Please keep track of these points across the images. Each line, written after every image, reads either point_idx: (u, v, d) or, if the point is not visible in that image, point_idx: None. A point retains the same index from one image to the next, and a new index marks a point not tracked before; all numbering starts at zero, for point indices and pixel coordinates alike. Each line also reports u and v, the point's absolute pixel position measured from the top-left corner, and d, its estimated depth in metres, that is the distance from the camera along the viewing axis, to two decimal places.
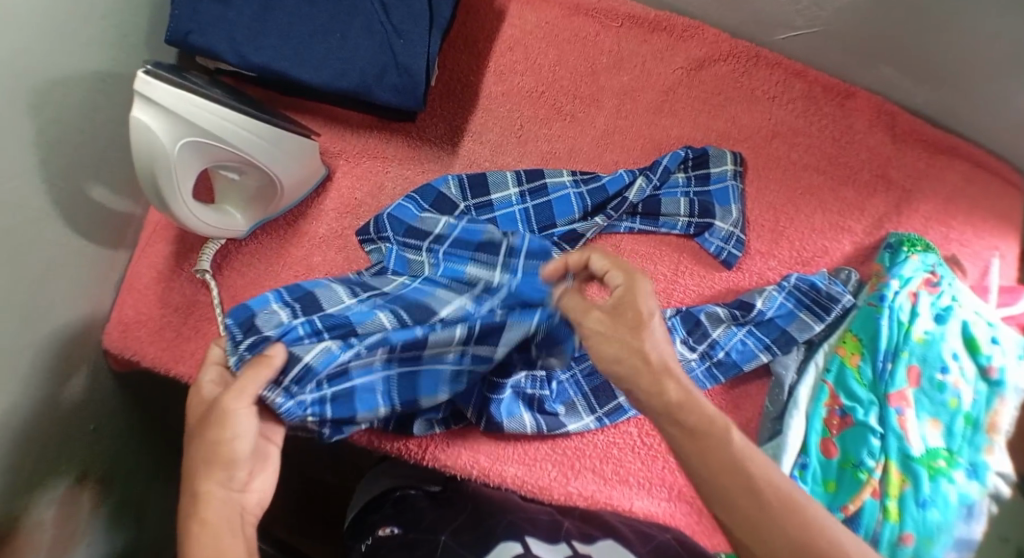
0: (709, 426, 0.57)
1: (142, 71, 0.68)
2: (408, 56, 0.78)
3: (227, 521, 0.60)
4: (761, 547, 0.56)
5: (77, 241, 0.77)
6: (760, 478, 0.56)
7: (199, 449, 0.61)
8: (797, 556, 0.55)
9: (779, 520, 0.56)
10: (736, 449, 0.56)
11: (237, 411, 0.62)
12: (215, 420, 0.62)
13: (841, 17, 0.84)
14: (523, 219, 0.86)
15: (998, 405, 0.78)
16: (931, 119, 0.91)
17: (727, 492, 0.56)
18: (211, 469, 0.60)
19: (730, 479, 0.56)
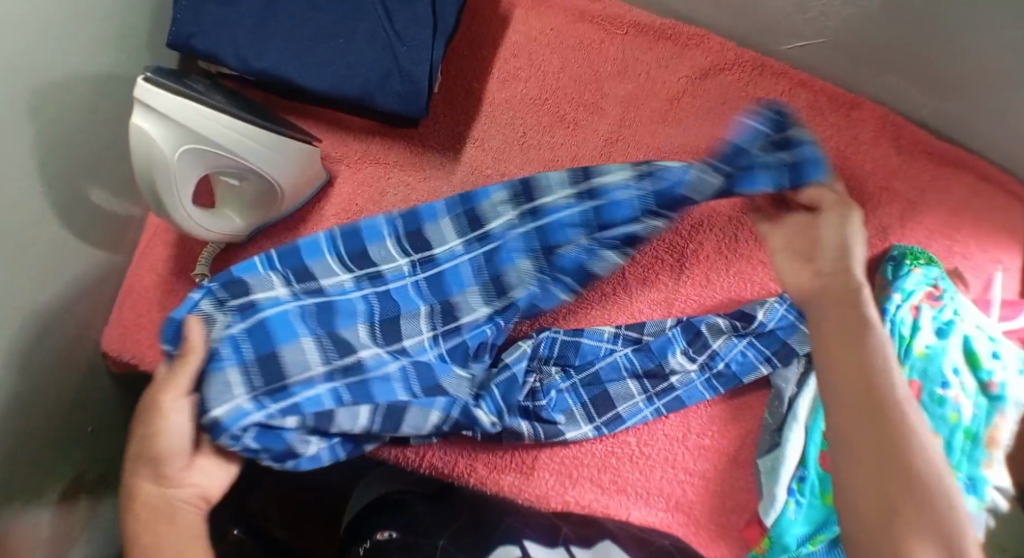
0: (843, 293, 0.66)
1: (142, 77, 0.67)
2: (411, 62, 0.78)
3: (158, 513, 0.66)
4: (841, 392, 0.61)
5: (75, 244, 0.77)
6: (871, 344, 0.63)
7: (139, 442, 0.68)
8: (867, 407, 0.60)
9: (866, 375, 0.61)
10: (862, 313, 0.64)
11: (167, 409, 0.68)
12: (148, 418, 0.68)
13: (848, 28, 0.84)
14: (527, 244, 0.81)
15: (998, 420, 0.78)
16: (937, 131, 0.90)
17: (834, 342, 0.63)
18: (151, 459, 0.67)
19: (842, 332, 0.64)
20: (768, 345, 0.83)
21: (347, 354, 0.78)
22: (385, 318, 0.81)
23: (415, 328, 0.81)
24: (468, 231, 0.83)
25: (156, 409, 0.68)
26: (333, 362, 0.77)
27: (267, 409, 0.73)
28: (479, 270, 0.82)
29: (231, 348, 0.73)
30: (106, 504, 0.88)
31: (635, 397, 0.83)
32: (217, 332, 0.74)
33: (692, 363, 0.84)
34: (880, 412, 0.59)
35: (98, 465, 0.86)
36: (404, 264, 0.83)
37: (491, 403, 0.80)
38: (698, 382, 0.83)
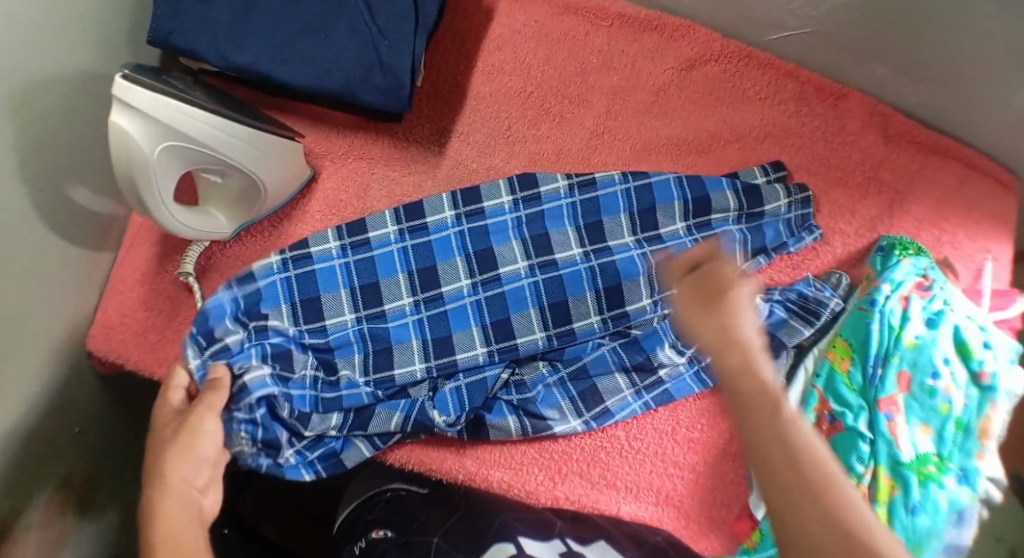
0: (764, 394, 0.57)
1: (120, 74, 0.66)
2: (393, 56, 0.77)
3: (185, 513, 0.64)
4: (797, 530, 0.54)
5: (59, 244, 0.77)
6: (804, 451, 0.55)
7: (173, 442, 0.68)
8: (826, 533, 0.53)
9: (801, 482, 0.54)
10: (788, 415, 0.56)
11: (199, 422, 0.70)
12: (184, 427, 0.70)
13: (833, 17, 0.83)
14: (533, 295, 0.83)
15: (989, 411, 0.78)
16: (924, 119, 0.89)
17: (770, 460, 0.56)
18: (186, 462, 0.68)
19: (775, 447, 0.55)
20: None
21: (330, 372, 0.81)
22: (376, 348, 0.82)
23: (409, 360, 0.82)
24: (478, 272, 0.84)
25: (195, 421, 0.70)
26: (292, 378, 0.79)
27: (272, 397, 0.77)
28: (482, 313, 0.83)
29: (258, 345, 0.79)
30: (96, 506, 0.87)
31: (624, 391, 0.82)
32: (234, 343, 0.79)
33: (681, 357, 0.83)
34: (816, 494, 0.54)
35: (87, 467, 0.85)
36: (405, 301, 0.83)
37: (452, 398, 0.81)
38: (686, 375, 0.83)
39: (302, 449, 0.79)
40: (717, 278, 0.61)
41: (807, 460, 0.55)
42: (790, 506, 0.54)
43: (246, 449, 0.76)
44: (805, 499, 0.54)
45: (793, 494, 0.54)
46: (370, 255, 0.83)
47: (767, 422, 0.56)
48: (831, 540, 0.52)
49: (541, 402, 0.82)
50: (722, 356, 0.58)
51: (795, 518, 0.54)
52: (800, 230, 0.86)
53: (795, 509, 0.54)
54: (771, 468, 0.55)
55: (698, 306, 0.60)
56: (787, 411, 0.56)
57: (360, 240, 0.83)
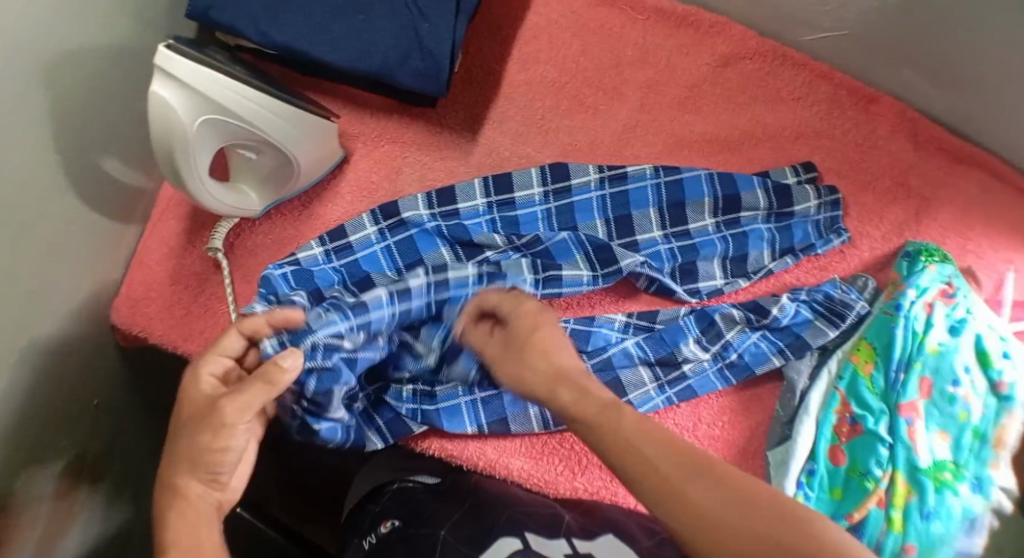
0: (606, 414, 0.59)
1: (164, 45, 0.66)
2: (433, 40, 0.77)
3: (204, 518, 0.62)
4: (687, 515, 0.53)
5: (88, 214, 0.76)
6: (651, 450, 0.56)
7: (195, 436, 0.62)
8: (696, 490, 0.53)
9: (667, 468, 0.54)
10: (630, 428, 0.58)
11: (229, 417, 0.62)
12: (213, 419, 0.62)
13: (871, 21, 0.83)
14: (576, 244, 0.84)
15: (1006, 420, 0.78)
16: (954, 128, 0.89)
17: (627, 469, 0.56)
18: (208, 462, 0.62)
19: (630, 460, 0.56)
20: (777, 338, 0.83)
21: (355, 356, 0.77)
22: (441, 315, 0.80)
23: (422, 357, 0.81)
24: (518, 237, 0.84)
25: (219, 415, 0.62)
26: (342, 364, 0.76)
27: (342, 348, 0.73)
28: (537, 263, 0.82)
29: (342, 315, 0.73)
30: (110, 478, 0.86)
31: (647, 385, 0.83)
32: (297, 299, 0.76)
33: (705, 353, 0.84)
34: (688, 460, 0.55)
35: (105, 439, 0.85)
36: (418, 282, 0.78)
37: (466, 411, 0.81)
38: (710, 372, 0.83)
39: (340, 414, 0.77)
40: (525, 325, 0.68)
41: (682, 449, 0.56)
42: (666, 496, 0.53)
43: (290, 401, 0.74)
44: (674, 486, 0.54)
45: (666, 484, 0.54)
46: (407, 235, 0.83)
47: (620, 426, 0.58)
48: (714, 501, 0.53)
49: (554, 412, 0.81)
50: (557, 391, 0.63)
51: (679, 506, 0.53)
52: (828, 233, 0.86)
53: (675, 497, 0.53)
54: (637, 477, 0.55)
55: (510, 349, 0.68)
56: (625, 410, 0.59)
57: (396, 221, 0.83)
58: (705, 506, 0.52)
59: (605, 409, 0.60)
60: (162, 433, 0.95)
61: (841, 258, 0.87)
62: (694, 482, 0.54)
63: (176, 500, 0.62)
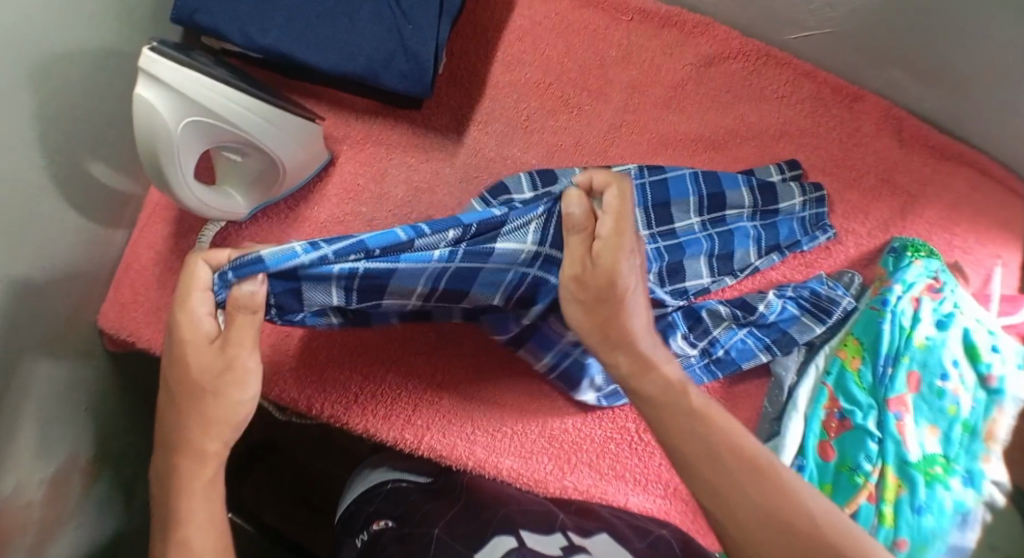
0: (668, 391, 0.63)
1: (147, 49, 0.67)
2: (416, 41, 0.77)
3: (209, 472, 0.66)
4: (724, 512, 0.59)
5: (75, 219, 0.76)
6: (711, 437, 0.60)
7: (209, 395, 0.65)
8: (739, 490, 0.59)
9: (720, 462, 0.60)
10: (692, 411, 0.62)
11: (246, 365, 0.65)
12: (232, 370, 0.65)
13: (853, 19, 0.83)
14: None
15: (996, 414, 0.78)
16: (938, 124, 0.90)
17: (681, 455, 0.61)
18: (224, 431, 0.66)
19: (684, 445, 0.61)
20: (765, 334, 0.84)
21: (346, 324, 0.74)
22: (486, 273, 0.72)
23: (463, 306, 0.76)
24: None
25: (240, 362, 0.65)
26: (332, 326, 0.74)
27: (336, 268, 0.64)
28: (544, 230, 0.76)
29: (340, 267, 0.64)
30: (100, 485, 0.86)
31: None
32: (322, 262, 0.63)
33: (693, 349, 0.84)
34: (733, 459, 0.60)
35: (96, 446, 0.85)
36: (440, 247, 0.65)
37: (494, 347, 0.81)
38: (696, 366, 0.84)
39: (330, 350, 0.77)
40: (609, 267, 0.63)
41: (735, 447, 0.60)
42: (720, 495, 0.59)
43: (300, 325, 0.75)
44: (727, 492, 0.59)
45: (719, 486, 0.59)
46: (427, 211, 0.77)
47: (681, 417, 0.62)
48: (755, 504, 0.58)
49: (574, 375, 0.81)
50: (615, 353, 0.64)
51: (718, 506, 0.59)
52: (813, 230, 0.87)
53: (726, 501, 0.59)
54: (687, 464, 0.61)
55: (590, 300, 0.64)
56: (693, 403, 0.62)
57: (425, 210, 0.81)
58: (755, 511, 0.58)
59: (654, 378, 0.64)
60: None
61: (827, 257, 0.88)
62: (747, 483, 0.59)
63: (194, 464, 0.65)
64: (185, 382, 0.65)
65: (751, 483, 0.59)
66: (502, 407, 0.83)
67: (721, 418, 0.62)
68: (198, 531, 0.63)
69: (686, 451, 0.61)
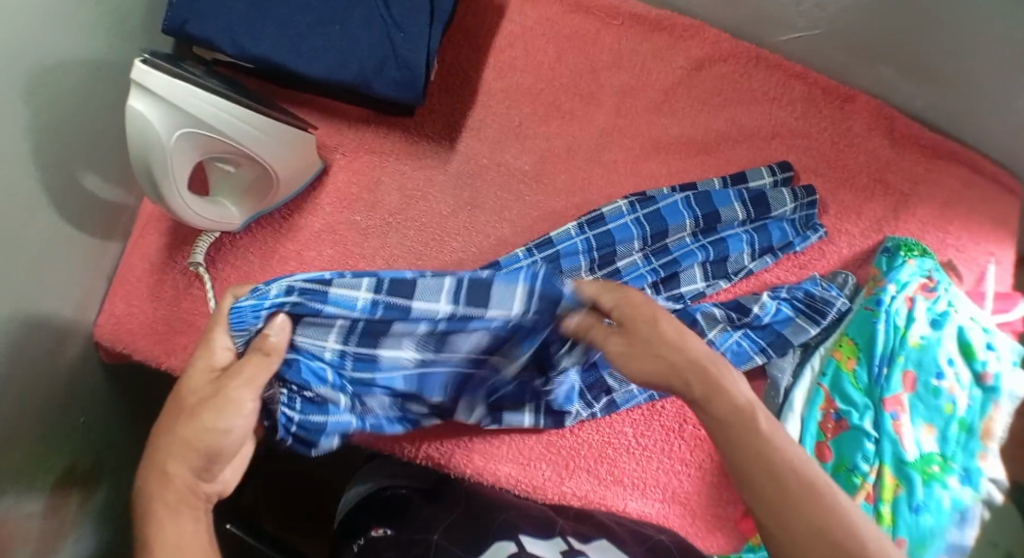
0: (739, 412, 0.61)
1: (139, 60, 0.67)
2: (407, 48, 0.78)
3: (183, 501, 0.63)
4: (782, 530, 0.59)
5: (69, 231, 0.76)
6: (779, 458, 0.60)
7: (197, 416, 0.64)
8: (798, 511, 0.58)
9: (785, 482, 0.59)
10: (762, 433, 0.60)
11: (236, 396, 0.65)
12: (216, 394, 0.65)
13: (843, 19, 0.83)
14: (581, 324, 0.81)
15: (992, 411, 0.79)
16: (929, 123, 0.90)
17: (748, 475, 0.60)
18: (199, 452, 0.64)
19: (754, 466, 0.60)
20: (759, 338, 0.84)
21: (362, 345, 0.73)
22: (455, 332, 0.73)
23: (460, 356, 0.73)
24: None
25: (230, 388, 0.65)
26: (349, 344, 0.73)
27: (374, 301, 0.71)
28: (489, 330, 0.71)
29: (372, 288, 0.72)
30: (98, 497, 0.86)
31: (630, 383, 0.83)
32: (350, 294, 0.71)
33: None
34: (799, 484, 0.59)
35: (93, 458, 0.85)
36: (440, 304, 0.70)
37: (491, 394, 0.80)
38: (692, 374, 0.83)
39: (341, 357, 0.73)
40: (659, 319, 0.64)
41: (800, 471, 0.60)
42: (779, 514, 0.59)
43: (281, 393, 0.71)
44: (779, 513, 0.59)
45: (767, 509, 0.59)
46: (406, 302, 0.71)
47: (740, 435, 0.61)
48: (811, 531, 0.58)
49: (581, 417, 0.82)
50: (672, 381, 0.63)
51: (775, 522, 0.59)
52: (805, 229, 0.87)
53: (782, 519, 0.59)
54: (750, 482, 0.60)
55: (665, 340, 0.63)
56: (760, 431, 0.61)
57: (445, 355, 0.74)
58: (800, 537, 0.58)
59: (726, 403, 0.62)
60: None
61: (821, 257, 0.88)
62: (806, 506, 0.58)
63: (161, 486, 0.63)
64: (178, 400, 0.65)
65: (811, 507, 0.58)
66: None
67: (790, 442, 0.61)
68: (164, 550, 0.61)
69: (742, 468, 0.61)
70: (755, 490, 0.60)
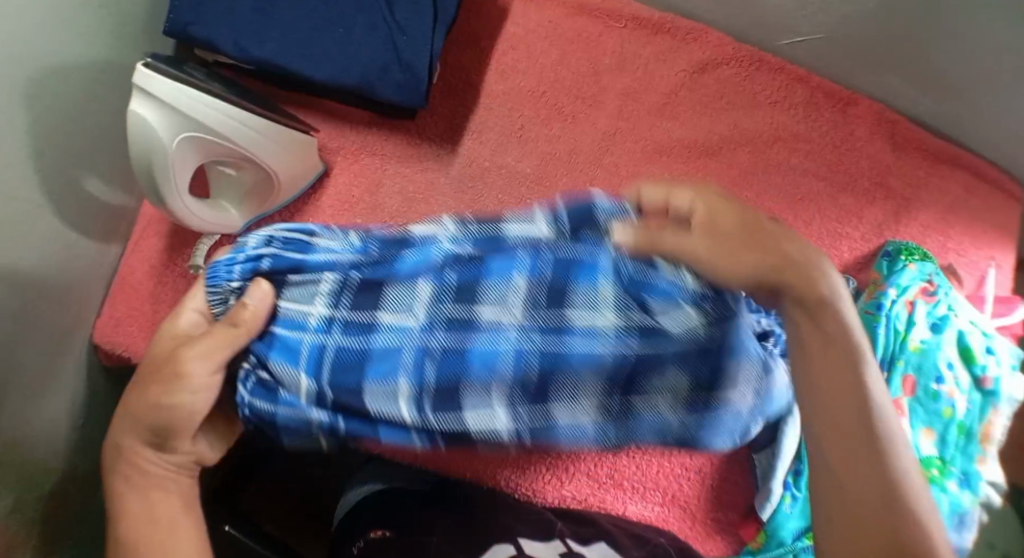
0: (844, 339, 0.56)
1: (141, 64, 0.67)
2: (410, 52, 0.77)
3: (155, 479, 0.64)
4: (851, 480, 0.53)
5: (69, 234, 0.76)
6: (873, 399, 0.55)
7: (157, 386, 0.64)
8: (874, 459, 0.53)
9: (865, 428, 0.54)
10: (861, 369, 0.55)
11: (188, 367, 0.63)
12: (165, 370, 0.63)
13: (847, 24, 0.83)
14: None
15: (992, 415, 0.79)
16: (931, 127, 0.90)
17: (830, 412, 0.55)
18: (162, 418, 0.63)
19: (843, 402, 0.55)
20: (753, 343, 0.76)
21: (358, 309, 0.66)
22: None
23: (499, 299, 0.65)
24: None
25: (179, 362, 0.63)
26: (341, 309, 0.66)
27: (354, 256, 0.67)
28: None
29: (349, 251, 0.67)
30: (98, 499, 0.86)
31: None
32: (327, 250, 0.68)
33: None
34: (871, 437, 0.53)
35: (93, 460, 0.84)
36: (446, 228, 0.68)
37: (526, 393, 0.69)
38: None
39: (326, 326, 0.66)
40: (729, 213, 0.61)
41: (879, 423, 0.54)
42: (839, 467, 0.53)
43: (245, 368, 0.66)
44: (845, 462, 0.53)
45: (836, 454, 0.54)
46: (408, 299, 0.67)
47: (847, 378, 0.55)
48: (873, 485, 0.52)
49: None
50: (777, 287, 0.58)
51: (835, 468, 0.53)
52: None
53: (851, 468, 0.53)
54: (825, 418, 0.55)
55: (759, 234, 0.59)
56: (862, 371, 0.55)
57: None
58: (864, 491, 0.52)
59: (830, 326, 0.57)
60: None
61: None
62: (879, 461, 0.53)
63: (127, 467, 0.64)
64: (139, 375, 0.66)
65: (874, 462, 0.53)
66: None
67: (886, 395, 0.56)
68: (141, 533, 0.62)
69: (825, 404, 0.55)
70: (832, 429, 0.54)
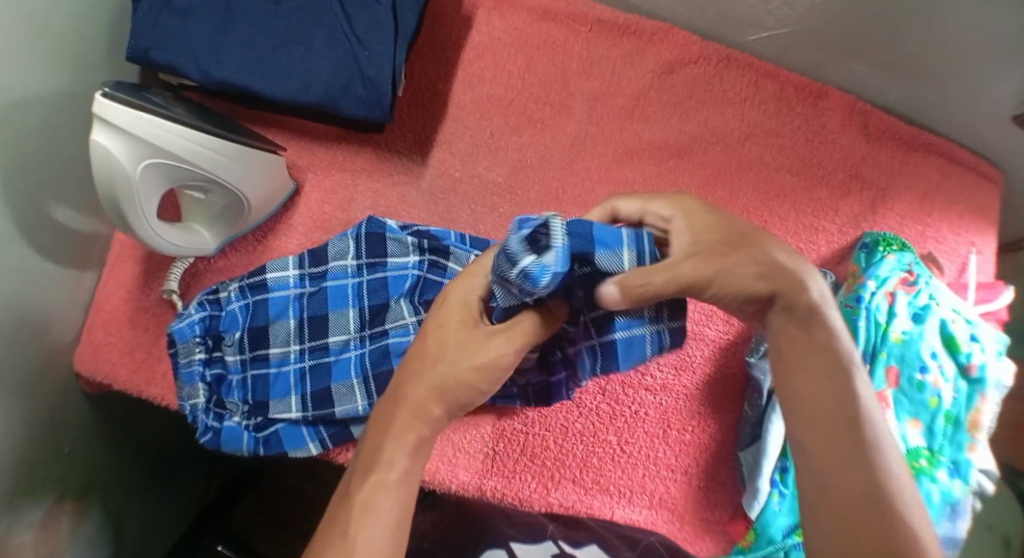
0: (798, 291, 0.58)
1: (101, 94, 0.67)
2: (373, 66, 0.78)
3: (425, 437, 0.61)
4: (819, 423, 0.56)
5: (42, 265, 0.76)
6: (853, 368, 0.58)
7: (447, 372, 0.62)
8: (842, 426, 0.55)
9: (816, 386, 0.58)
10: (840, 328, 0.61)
11: (493, 347, 0.61)
12: (476, 359, 0.62)
13: (811, 16, 0.82)
14: None
15: (979, 403, 0.79)
16: (903, 115, 0.90)
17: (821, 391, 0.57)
18: (449, 390, 0.62)
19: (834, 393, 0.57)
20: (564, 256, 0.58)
21: (257, 347, 0.81)
22: None
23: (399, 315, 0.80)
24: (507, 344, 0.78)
25: (485, 351, 0.62)
26: (306, 341, 0.81)
27: (306, 287, 0.83)
28: None
29: (297, 286, 0.82)
30: (91, 528, 0.86)
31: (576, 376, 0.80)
32: (225, 295, 0.82)
33: None
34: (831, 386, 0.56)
35: (84, 485, 0.84)
36: (410, 257, 0.82)
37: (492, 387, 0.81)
38: None
39: (242, 365, 0.81)
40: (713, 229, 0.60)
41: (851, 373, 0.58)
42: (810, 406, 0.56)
43: (233, 413, 0.80)
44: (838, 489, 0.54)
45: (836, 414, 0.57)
46: (384, 343, 0.79)
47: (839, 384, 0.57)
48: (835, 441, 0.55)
49: (498, 402, 0.82)
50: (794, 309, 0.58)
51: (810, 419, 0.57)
52: None
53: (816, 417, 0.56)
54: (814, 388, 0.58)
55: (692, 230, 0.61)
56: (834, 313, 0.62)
57: None
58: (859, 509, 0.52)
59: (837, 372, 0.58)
60: (139, 472, 0.95)
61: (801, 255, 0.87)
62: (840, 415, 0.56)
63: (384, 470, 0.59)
64: (430, 363, 0.62)
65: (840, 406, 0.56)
66: (478, 430, 0.83)
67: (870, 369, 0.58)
68: (373, 520, 0.57)
69: (804, 395, 0.57)
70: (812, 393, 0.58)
